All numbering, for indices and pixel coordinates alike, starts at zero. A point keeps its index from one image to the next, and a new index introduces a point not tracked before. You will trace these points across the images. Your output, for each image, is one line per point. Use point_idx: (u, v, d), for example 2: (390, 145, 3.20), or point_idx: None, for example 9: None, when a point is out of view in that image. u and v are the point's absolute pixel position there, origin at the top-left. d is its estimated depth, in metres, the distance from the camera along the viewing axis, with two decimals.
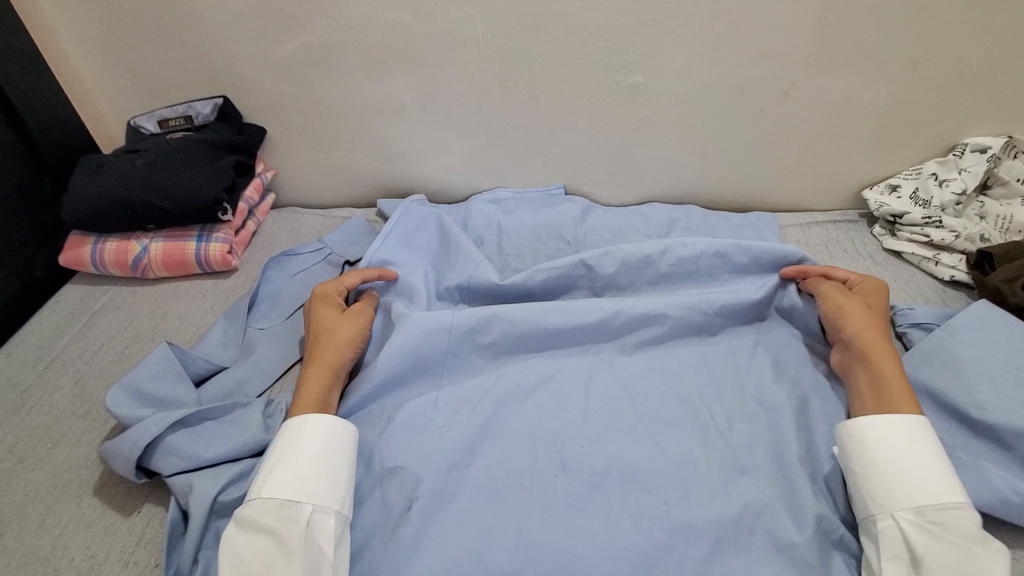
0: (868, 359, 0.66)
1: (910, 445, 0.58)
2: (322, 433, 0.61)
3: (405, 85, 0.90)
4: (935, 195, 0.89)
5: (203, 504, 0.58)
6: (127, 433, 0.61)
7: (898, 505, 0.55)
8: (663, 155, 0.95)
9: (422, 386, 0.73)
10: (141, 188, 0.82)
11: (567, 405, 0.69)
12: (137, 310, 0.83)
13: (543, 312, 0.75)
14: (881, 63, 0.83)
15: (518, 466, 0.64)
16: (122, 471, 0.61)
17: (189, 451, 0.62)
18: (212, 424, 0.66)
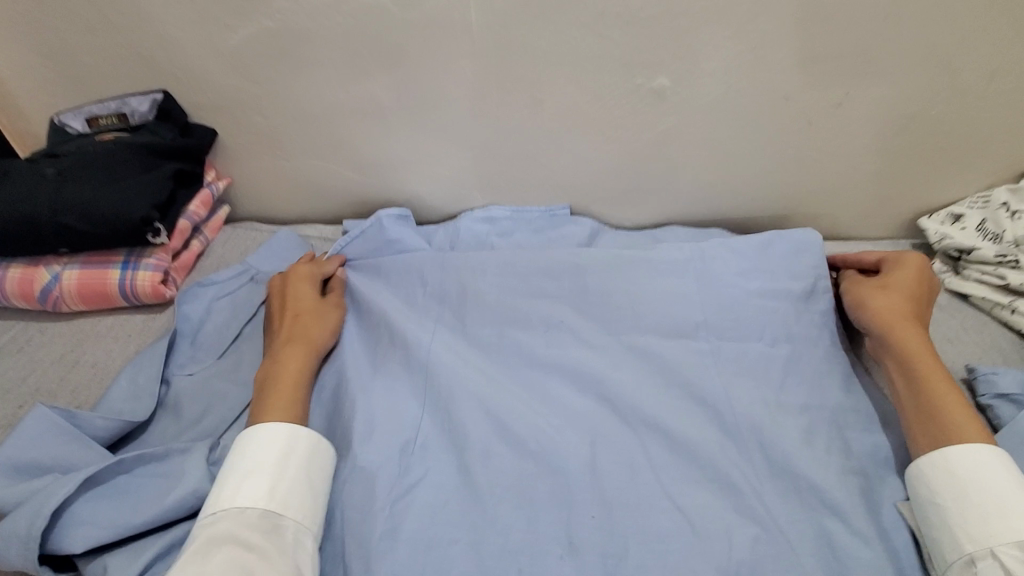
0: (893, 334, 0.61)
1: (1000, 473, 0.50)
2: (305, 443, 0.52)
3: (383, 83, 0.75)
4: (1008, 228, 0.75)
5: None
6: (21, 508, 0.46)
7: (997, 541, 0.47)
8: (687, 172, 0.81)
9: (400, 424, 0.58)
10: (50, 202, 0.67)
11: (571, 470, 0.55)
12: (44, 355, 0.67)
13: (530, 340, 0.66)
14: (962, 70, 0.68)
15: (517, 542, 0.51)
16: (16, 566, 0.45)
17: (112, 516, 0.48)
18: (139, 478, 0.51)
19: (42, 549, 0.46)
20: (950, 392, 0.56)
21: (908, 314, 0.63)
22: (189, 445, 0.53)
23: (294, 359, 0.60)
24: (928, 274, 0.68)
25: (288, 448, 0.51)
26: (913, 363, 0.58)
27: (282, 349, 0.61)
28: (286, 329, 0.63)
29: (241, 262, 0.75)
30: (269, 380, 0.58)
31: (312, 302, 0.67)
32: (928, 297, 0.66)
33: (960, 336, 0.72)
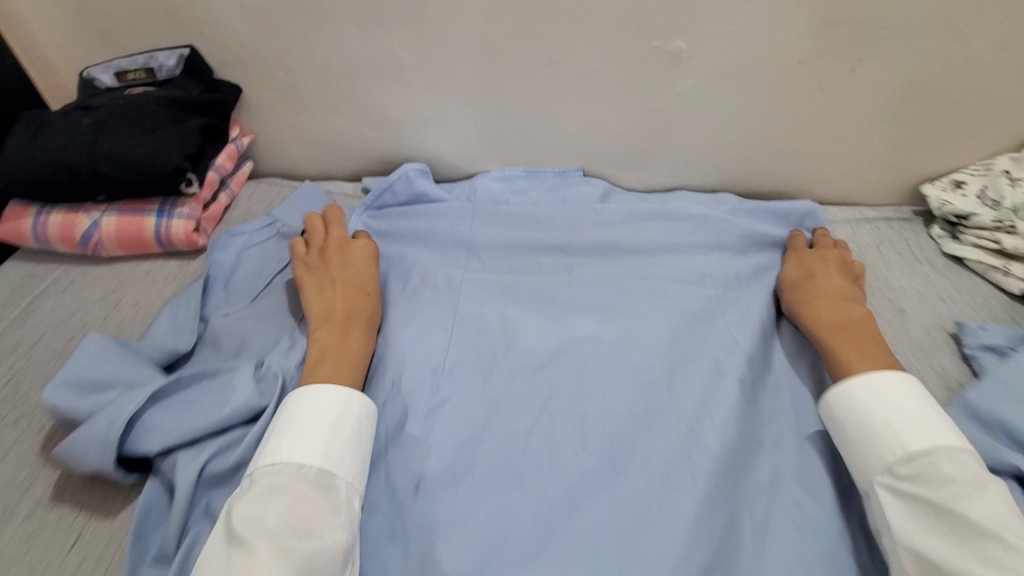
0: (802, 318, 0.65)
1: (876, 397, 0.54)
2: (359, 408, 0.54)
3: (404, 39, 0.76)
4: (1008, 195, 0.77)
5: (187, 481, 0.49)
6: (97, 418, 0.50)
7: (875, 471, 0.51)
8: (699, 135, 0.83)
9: (419, 356, 0.62)
10: (88, 151, 0.70)
11: (586, 384, 0.60)
12: (87, 295, 0.71)
13: (544, 289, 0.71)
14: (972, 37, 0.70)
15: (536, 444, 0.56)
16: (97, 467, 0.50)
17: (177, 424, 0.52)
18: (198, 392, 0.55)
19: (118, 452, 0.50)
20: (842, 340, 0.61)
21: (810, 294, 0.67)
22: (236, 365, 0.57)
23: (358, 335, 0.62)
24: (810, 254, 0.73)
25: (344, 408, 0.53)
26: (811, 329, 0.64)
27: (343, 323, 0.63)
28: (343, 300, 0.65)
29: (268, 215, 0.79)
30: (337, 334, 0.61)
31: (365, 273, 0.69)
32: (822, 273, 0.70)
33: (955, 294, 0.74)
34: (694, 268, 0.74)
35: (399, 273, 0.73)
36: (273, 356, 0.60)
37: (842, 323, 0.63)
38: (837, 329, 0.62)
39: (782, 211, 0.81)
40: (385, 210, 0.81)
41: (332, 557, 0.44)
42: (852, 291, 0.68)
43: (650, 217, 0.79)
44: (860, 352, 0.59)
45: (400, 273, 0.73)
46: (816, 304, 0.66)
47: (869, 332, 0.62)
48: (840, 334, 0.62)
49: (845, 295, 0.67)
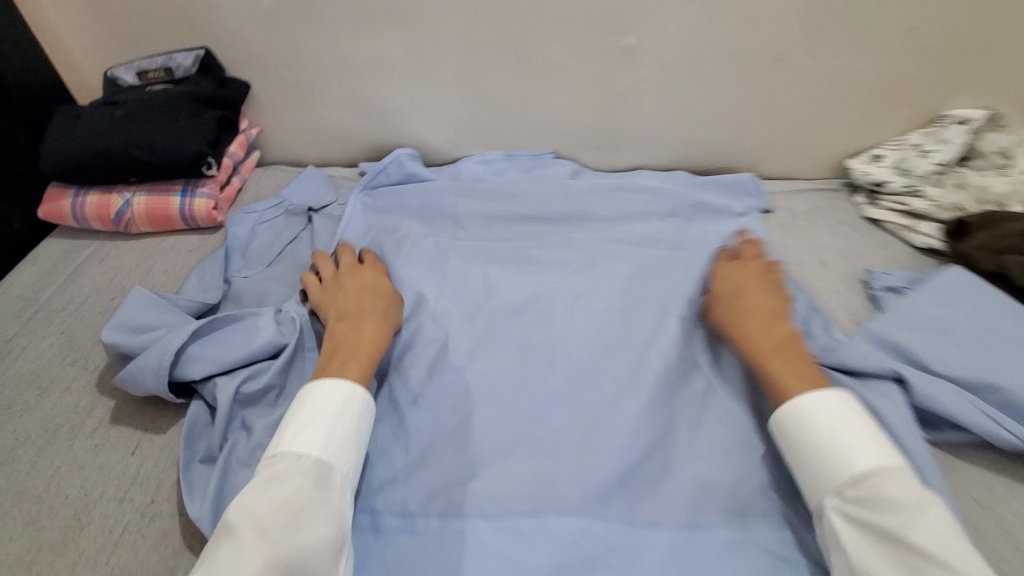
0: (733, 326, 0.64)
1: (818, 415, 0.53)
2: (361, 403, 0.56)
3: (393, 39, 0.88)
4: (917, 165, 0.90)
5: (226, 398, 0.60)
6: (150, 350, 0.61)
7: (824, 491, 0.51)
8: (654, 119, 0.95)
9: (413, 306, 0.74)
10: (122, 139, 0.80)
11: (554, 323, 0.72)
12: (122, 264, 0.82)
13: (520, 252, 0.83)
14: (876, 30, 0.82)
15: (511, 371, 0.67)
16: (152, 389, 0.61)
17: (215, 355, 0.63)
18: (229, 331, 0.65)
19: (169, 377, 0.61)
20: (780, 362, 0.58)
21: (739, 301, 0.66)
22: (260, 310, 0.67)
23: (372, 330, 0.63)
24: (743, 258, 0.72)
25: (344, 404, 0.55)
26: (749, 353, 0.61)
27: (355, 321, 0.64)
28: (357, 301, 0.66)
29: (276, 196, 0.90)
30: (348, 333, 0.62)
31: (380, 283, 0.70)
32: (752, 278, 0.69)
33: (870, 250, 0.86)
34: (648, 233, 0.87)
35: (393, 240, 0.84)
36: (293, 304, 0.72)
37: (779, 343, 0.60)
38: (775, 351, 0.60)
39: (726, 183, 0.93)
40: (379, 190, 0.92)
41: (320, 551, 0.46)
42: (782, 302, 0.65)
43: (611, 190, 0.91)
44: (796, 373, 0.57)
45: (394, 240, 0.84)
46: (747, 325, 0.63)
47: (804, 350, 0.59)
48: (778, 356, 0.59)
49: (777, 311, 0.64)
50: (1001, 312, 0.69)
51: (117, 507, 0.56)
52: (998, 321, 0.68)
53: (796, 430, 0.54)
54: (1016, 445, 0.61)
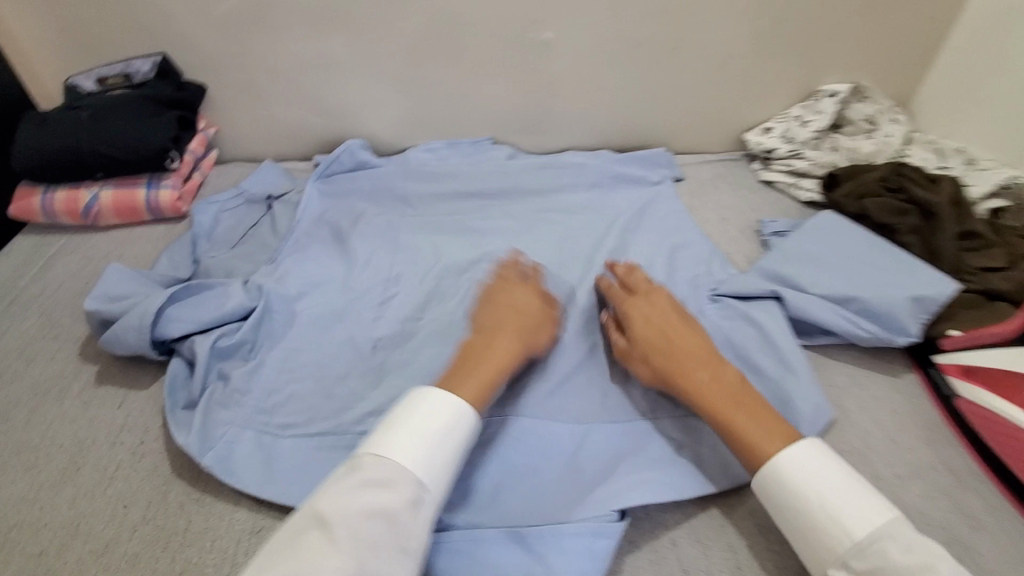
0: (675, 374, 0.62)
1: (808, 480, 0.52)
2: (466, 426, 0.56)
3: (337, 39, 0.98)
4: (798, 134, 1.05)
5: (203, 350, 0.67)
6: (131, 313, 0.68)
7: (828, 563, 0.49)
8: (578, 105, 1.07)
9: (369, 270, 0.83)
10: (89, 137, 0.88)
11: (494, 276, 0.83)
12: (94, 253, 0.90)
13: (463, 222, 0.93)
14: (753, 19, 0.97)
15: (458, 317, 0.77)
16: (134, 347, 0.68)
17: (191, 316, 0.70)
18: (201, 296, 0.72)
19: (150, 336, 0.68)
20: (741, 413, 0.57)
21: (672, 347, 0.63)
22: (228, 282, 0.75)
23: (502, 350, 0.62)
24: (654, 296, 0.69)
25: (454, 421, 0.55)
26: (701, 404, 0.59)
27: (491, 338, 0.64)
28: (495, 319, 0.66)
29: (236, 187, 0.96)
30: (479, 350, 0.63)
31: (533, 305, 0.69)
32: (669, 321, 0.66)
33: (764, 206, 1.01)
34: (575, 202, 0.99)
35: (348, 219, 0.93)
36: (262, 274, 0.80)
37: (731, 392, 0.59)
38: (731, 399, 0.58)
39: (645, 158, 1.05)
40: (335, 177, 0.99)
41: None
42: (707, 342, 0.64)
43: (542, 167, 1.03)
44: (760, 422, 0.56)
45: (348, 218, 0.93)
46: (694, 378, 0.61)
47: (751, 391, 0.60)
48: (735, 405, 0.58)
49: (710, 352, 0.63)
50: (863, 241, 0.81)
51: (109, 448, 0.63)
52: (860, 248, 0.80)
53: (783, 495, 0.53)
54: (871, 342, 0.72)
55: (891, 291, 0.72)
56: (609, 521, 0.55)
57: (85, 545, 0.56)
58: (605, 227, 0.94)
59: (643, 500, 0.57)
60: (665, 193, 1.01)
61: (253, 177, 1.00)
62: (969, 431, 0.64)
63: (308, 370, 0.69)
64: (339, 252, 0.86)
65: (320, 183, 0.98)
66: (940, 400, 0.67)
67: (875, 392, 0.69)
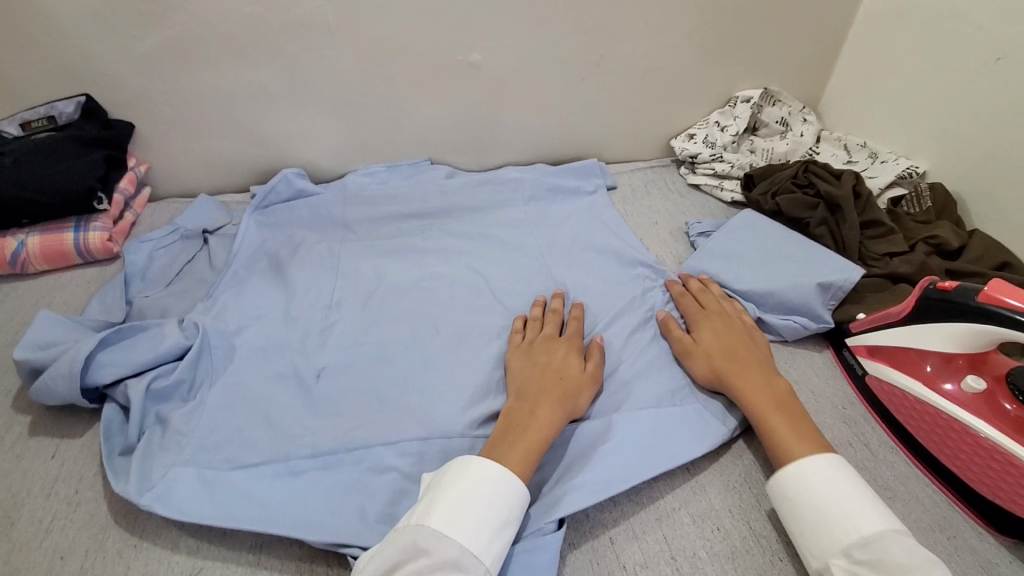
0: (733, 374, 0.66)
1: (824, 480, 0.55)
2: (513, 489, 0.54)
3: (268, 72, 0.99)
4: (718, 138, 1.12)
5: (138, 393, 0.66)
6: (59, 360, 0.67)
7: (830, 552, 0.52)
8: (511, 122, 1.11)
9: (311, 297, 0.84)
10: (12, 183, 0.86)
11: (436, 294, 0.85)
12: (23, 302, 0.87)
13: (404, 243, 0.95)
14: (668, 33, 1.03)
15: (401, 337, 0.78)
16: (65, 396, 0.66)
17: (124, 359, 0.69)
18: (134, 338, 0.72)
19: (80, 383, 0.67)
20: (780, 417, 0.61)
21: (740, 353, 0.68)
22: (163, 322, 0.74)
23: (547, 416, 0.61)
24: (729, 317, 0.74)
25: (506, 484, 0.54)
26: (749, 400, 0.63)
27: (534, 403, 0.62)
28: (539, 379, 0.65)
29: (169, 224, 0.95)
30: (523, 414, 0.62)
31: (571, 362, 0.68)
32: (740, 336, 0.71)
33: (692, 209, 1.06)
34: (512, 216, 1.02)
35: (287, 248, 0.93)
36: (200, 310, 0.79)
37: (776, 398, 0.63)
38: (775, 404, 0.62)
39: (577, 169, 1.09)
40: (272, 208, 1.00)
41: None
42: (768, 358, 0.69)
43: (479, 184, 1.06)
44: (795, 428, 0.60)
45: (288, 247, 0.93)
46: (747, 380, 0.65)
47: (795, 403, 0.63)
48: (777, 408, 0.62)
49: (769, 366, 0.67)
50: (778, 238, 0.86)
51: (44, 501, 0.61)
52: (776, 243, 0.86)
53: (800, 490, 0.55)
54: (800, 333, 0.76)
55: (803, 283, 0.77)
56: (546, 533, 0.56)
57: None
58: (542, 238, 0.97)
59: (579, 507, 0.57)
60: (598, 202, 1.05)
61: (187, 213, 0.99)
62: (879, 406, 0.68)
63: (249, 403, 0.69)
64: (278, 282, 0.86)
65: (257, 215, 0.98)
66: (855, 379, 0.72)
67: (796, 375, 0.74)
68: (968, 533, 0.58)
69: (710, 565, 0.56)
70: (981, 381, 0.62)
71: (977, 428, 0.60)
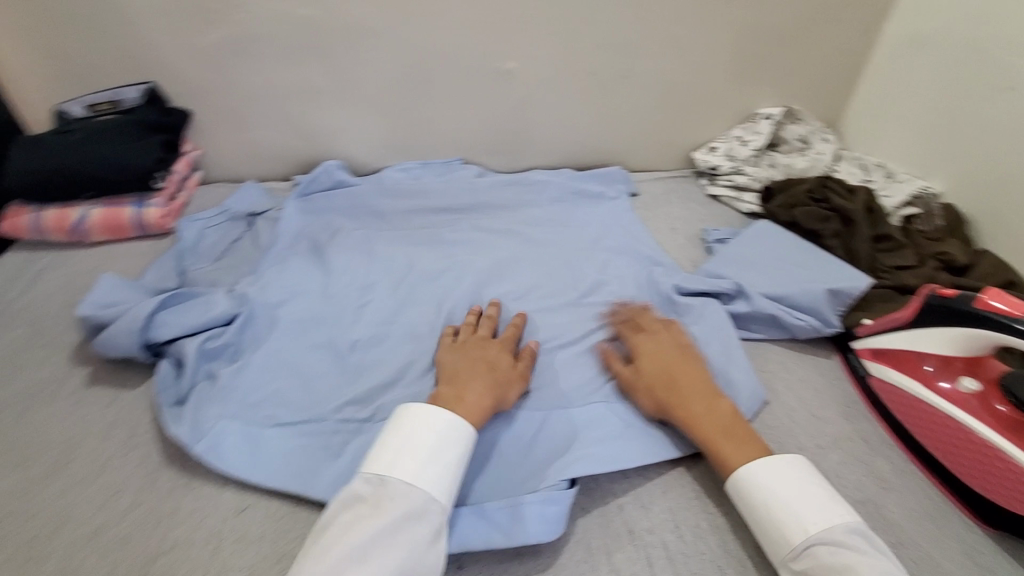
0: (677, 405, 0.65)
1: (757, 491, 0.56)
2: (452, 434, 0.57)
3: (317, 70, 1.06)
4: (739, 152, 1.16)
5: (192, 350, 0.72)
6: (122, 318, 0.73)
7: (777, 562, 0.54)
8: (541, 128, 1.17)
9: (348, 278, 0.90)
10: (80, 159, 0.94)
11: (463, 282, 0.90)
12: (82, 268, 0.95)
13: (434, 234, 1.01)
14: (693, 50, 1.09)
15: (430, 319, 0.83)
16: (124, 350, 0.73)
17: (179, 321, 0.75)
18: (189, 302, 0.78)
19: (140, 338, 0.73)
20: (726, 442, 0.61)
21: (680, 379, 0.67)
22: (213, 291, 0.80)
23: (476, 396, 0.63)
24: (660, 340, 0.72)
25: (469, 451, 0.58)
26: (696, 431, 0.63)
27: (465, 385, 0.64)
28: (471, 368, 0.67)
29: (217, 206, 1.02)
30: (450, 397, 0.62)
31: (502, 359, 0.71)
32: (678, 358, 0.69)
33: (710, 218, 1.11)
34: (536, 215, 1.07)
35: (326, 233, 0.99)
36: (244, 284, 0.85)
37: (722, 424, 0.62)
38: (721, 431, 0.62)
39: (601, 175, 1.15)
40: (314, 195, 1.07)
41: None
42: (708, 375, 0.68)
43: (504, 183, 1.12)
44: (747, 450, 0.60)
45: (325, 231, 1.00)
46: (690, 407, 0.64)
47: (742, 424, 0.63)
48: (725, 435, 0.61)
49: (710, 387, 0.66)
50: (790, 246, 0.91)
51: (101, 442, 0.67)
52: (788, 252, 0.90)
53: (752, 507, 0.56)
54: (809, 333, 0.80)
55: (812, 287, 0.81)
56: (558, 489, 0.60)
57: (77, 527, 0.60)
58: (566, 236, 1.02)
59: (589, 471, 0.62)
60: (623, 205, 1.10)
61: (235, 196, 1.06)
62: (881, 405, 0.72)
63: (288, 368, 0.75)
64: (318, 261, 0.93)
65: (299, 201, 1.05)
66: (858, 380, 0.76)
67: (803, 375, 0.78)
68: (958, 526, 0.61)
69: (711, 535, 0.60)
70: (976, 383, 0.66)
71: (970, 426, 0.63)
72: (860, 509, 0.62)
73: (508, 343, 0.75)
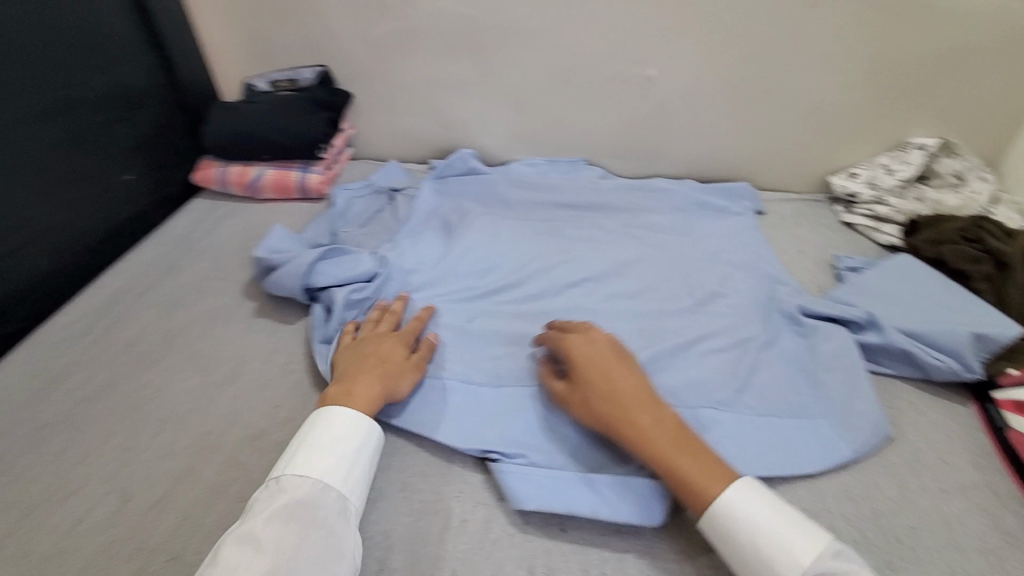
0: (623, 420, 0.61)
1: (735, 522, 0.54)
2: (348, 423, 0.62)
3: (466, 65, 1.14)
4: (883, 181, 1.10)
5: (342, 298, 0.82)
6: (290, 263, 0.85)
7: None
8: (670, 136, 1.18)
9: (473, 256, 0.96)
10: (265, 125, 1.09)
11: (579, 274, 0.93)
12: (253, 219, 1.10)
13: (555, 228, 1.05)
14: (844, 71, 1.04)
15: (546, 304, 0.88)
16: (288, 290, 0.84)
17: (333, 272, 0.85)
18: (341, 258, 0.88)
19: (302, 282, 0.84)
20: (682, 458, 0.58)
21: (618, 389, 0.63)
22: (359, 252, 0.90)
23: (365, 390, 0.66)
24: (595, 345, 0.68)
25: (365, 442, 0.62)
26: (644, 449, 0.59)
27: (353, 378, 0.67)
28: (364, 361, 0.70)
29: (364, 179, 1.13)
30: (340, 393, 0.66)
31: (397, 351, 0.73)
32: (613, 365, 0.65)
33: (841, 246, 1.06)
34: (656, 221, 1.08)
35: (457, 214, 1.06)
36: (385, 250, 0.95)
37: (674, 440, 0.59)
38: (672, 445, 0.59)
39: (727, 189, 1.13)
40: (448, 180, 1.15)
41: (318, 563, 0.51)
42: (643, 380, 0.64)
43: (626, 188, 1.15)
44: (705, 466, 0.57)
45: (456, 211, 1.07)
46: (635, 422, 0.60)
47: (691, 436, 0.60)
48: (679, 449, 0.58)
49: (648, 393, 0.63)
50: (932, 283, 0.85)
51: (263, 365, 0.79)
52: (930, 288, 0.84)
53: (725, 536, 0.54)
54: (947, 376, 0.75)
55: (954, 328, 0.75)
56: None
57: (240, 429, 0.70)
58: (685, 244, 1.02)
59: None
60: (748, 221, 1.08)
61: (381, 172, 1.17)
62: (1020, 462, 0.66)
63: None
64: (448, 238, 1.00)
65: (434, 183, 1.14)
66: (996, 433, 0.71)
67: (935, 418, 0.73)
68: None
69: None
70: None
71: None
72: (987, 564, 0.58)
73: (411, 335, 0.76)
